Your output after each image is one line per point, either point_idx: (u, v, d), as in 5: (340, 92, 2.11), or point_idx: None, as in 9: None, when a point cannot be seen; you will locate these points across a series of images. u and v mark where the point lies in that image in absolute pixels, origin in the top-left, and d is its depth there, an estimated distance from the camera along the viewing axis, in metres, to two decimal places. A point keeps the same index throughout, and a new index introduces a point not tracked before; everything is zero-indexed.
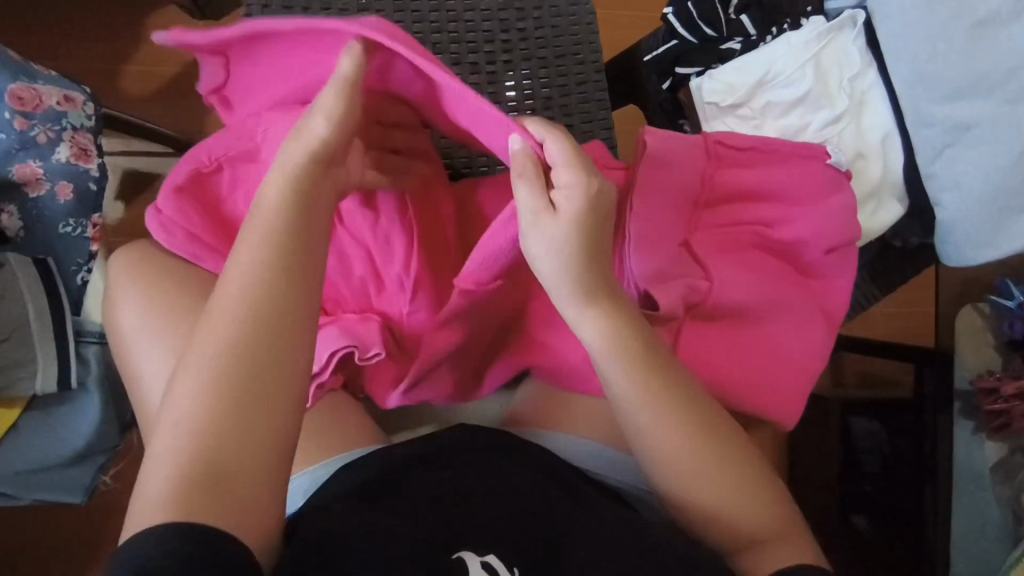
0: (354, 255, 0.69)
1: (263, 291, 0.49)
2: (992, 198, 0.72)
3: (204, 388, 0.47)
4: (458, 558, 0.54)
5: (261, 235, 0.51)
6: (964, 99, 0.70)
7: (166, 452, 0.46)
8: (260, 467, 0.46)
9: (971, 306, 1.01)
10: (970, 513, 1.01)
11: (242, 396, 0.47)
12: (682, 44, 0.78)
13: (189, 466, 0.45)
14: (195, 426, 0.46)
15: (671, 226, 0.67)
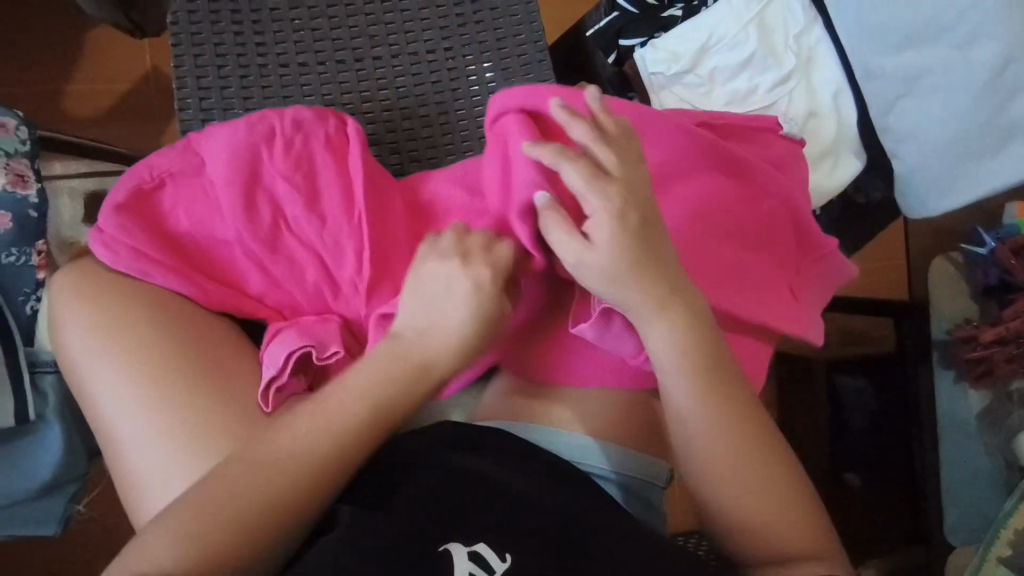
0: (305, 260, 0.67)
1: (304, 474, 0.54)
2: (950, 144, 0.70)
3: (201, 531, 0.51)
4: (445, 550, 0.52)
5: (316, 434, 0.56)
6: (914, 46, 0.69)
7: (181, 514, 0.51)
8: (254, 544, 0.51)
9: (943, 257, 1.01)
10: (960, 463, 1.00)
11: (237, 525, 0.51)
12: (624, 15, 0.76)
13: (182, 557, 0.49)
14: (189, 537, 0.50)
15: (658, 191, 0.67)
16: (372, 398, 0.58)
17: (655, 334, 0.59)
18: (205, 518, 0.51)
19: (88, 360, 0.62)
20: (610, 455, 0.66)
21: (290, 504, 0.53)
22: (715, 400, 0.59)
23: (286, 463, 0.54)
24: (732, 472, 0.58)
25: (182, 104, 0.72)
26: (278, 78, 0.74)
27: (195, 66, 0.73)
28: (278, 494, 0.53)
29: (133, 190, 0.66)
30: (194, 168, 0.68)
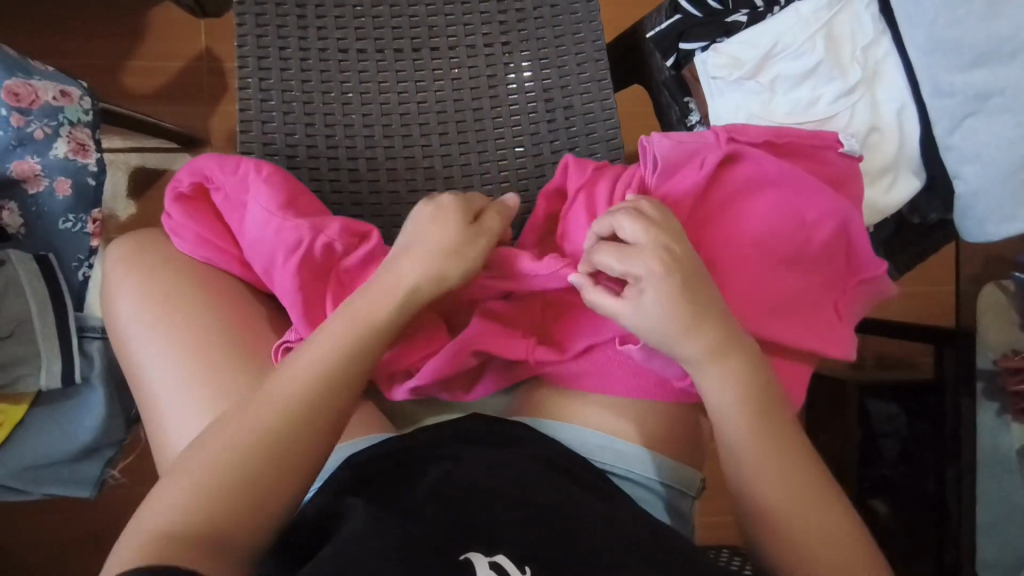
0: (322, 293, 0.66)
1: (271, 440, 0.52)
2: (1017, 168, 0.68)
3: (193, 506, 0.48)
4: (467, 559, 0.51)
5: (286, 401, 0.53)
6: (987, 66, 0.67)
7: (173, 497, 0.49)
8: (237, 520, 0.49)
9: (994, 283, 0.97)
10: (998, 498, 0.97)
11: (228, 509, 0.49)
12: (686, 18, 0.75)
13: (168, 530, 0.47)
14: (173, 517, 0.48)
15: (723, 205, 0.67)
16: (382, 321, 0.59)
17: (710, 382, 0.59)
18: (205, 482, 0.49)
19: (137, 330, 0.63)
20: (647, 462, 0.67)
21: (273, 485, 0.50)
22: (782, 459, 0.58)
23: (273, 413, 0.52)
24: (788, 516, 0.57)
25: (242, 83, 0.73)
26: (337, 64, 0.75)
27: (257, 46, 0.73)
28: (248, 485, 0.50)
29: (196, 186, 0.68)
30: (236, 203, 0.68)
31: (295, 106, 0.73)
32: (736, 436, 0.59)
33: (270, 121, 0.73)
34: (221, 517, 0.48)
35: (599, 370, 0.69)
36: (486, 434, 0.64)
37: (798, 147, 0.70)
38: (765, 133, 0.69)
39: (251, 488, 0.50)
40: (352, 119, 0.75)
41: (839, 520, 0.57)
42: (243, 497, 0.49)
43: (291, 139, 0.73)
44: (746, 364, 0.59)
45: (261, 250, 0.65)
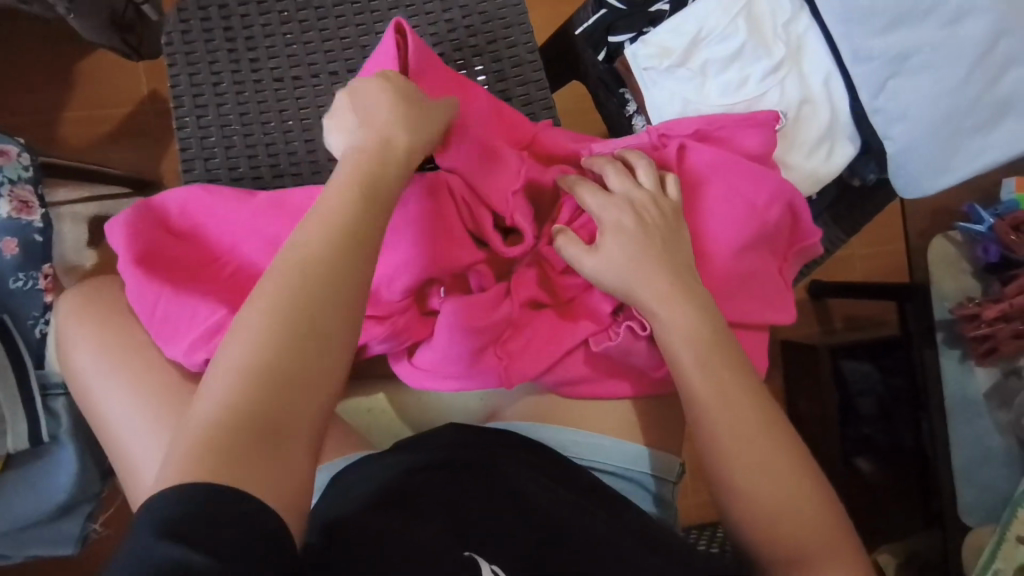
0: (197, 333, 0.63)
1: (278, 317, 0.47)
2: (944, 123, 0.70)
3: (225, 413, 0.44)
4: (471, 557, 0.53)
5: (283, 280, 0.49)
6: (901, 28, 0.70)
7: (195, 425, 0.43)
8: (313, 410, 0.46)
9: (942, 235, 1.01)
10: (971, 442, 1.00)
11: (263, 425, 0.44)
12: (612, 12, 0.78)
13: (215, 437, 0.42)
14: (219, 426, 0.43)
15: (700, 191, 0.69)
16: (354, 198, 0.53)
17: (666, 328, 0.61)
18: (244, 388, 0.45)
19: (99, 380, 0.63)
20: (618, 450, 0.69)
21: (304, 380, 0.46)
22: (733, 411, 0.60)
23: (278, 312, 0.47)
24: (767, 494, 0.58)
25: (179, 123, 0.71)
26: (273, 93, 0.73)
27: (190, 84, 0.72)
28: (285, 379, 0.45)
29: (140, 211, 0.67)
30: (185, 228, 0.68)
31: (236, 140, 0.72)
32: (716, 413, 0.60)
33: (213, 158, 0.71)
34: (268, 428, 0.44)
35: (589, 371, 0.69)
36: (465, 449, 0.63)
37: (732, 129, 0.71)
38: (696, 123, 0.71)
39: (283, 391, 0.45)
40: (295, 146, 0.73)
41: (784, 466, 0.59)
42: (265, 422, 0.44)
43: (236, 173, 0.72)
44: (696, 302, 0.62)
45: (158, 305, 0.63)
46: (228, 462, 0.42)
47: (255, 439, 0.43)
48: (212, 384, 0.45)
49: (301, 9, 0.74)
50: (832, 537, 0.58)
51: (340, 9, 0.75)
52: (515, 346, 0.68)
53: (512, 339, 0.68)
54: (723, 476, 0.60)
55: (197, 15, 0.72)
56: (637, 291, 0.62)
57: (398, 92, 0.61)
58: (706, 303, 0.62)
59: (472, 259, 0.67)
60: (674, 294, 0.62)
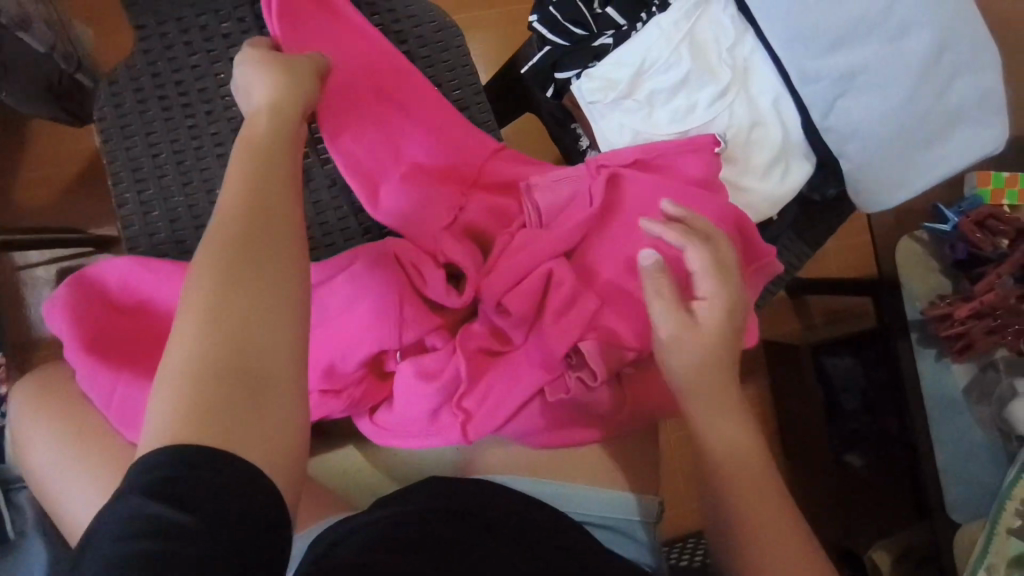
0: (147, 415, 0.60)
1: (215, 257, 0.43)
2: (894, 140, 0.71)
3: (186, 367, 0.40)
4: None
5: (218, 221, 0.45)
6: (845, 47, 0.69)
7: (165, 383, 0.40)
8: (284, 340, 0.42)
9: (908, 236, 1.01)
10: (954, 439, 1.00)
11: (228, 373, 0.40)
12: (555, 49, 0.76)
13: (198, 371, 0.39)
14: (187, 377, 0.39)
15: (632, 229, 0.68)
16: (250, 183, 0.47)
17: (675, 378, 0.60)
18: (196, 345, 0.40)
19: (58, 474, 0.61)
20: (592, 500, 0.67)
21: (268, 321, 0.42)
22: (744, 471, 0.58)
23: (205, 306, 0.41)
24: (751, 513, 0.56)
25: (120, 200, 0.70)
26: (215, 159, 0.71)
27: (128, 159, 0.70)
28: (235, 330, 0.41)
29: (79, 290, 0.64)
30: (132, 304, 0.65)
31: (181, 212, 0.70)
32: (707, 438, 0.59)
33: (159, 233, 0.70)
34: (232, 381, 0.40)
35: (543, 422, 0.68)
36: (450, 499, 0.62)
37: (671, 155, 0.71)
38: (632, 153, 0.70)
39: (219, 383, 0.39)
40: None
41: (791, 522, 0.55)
42: (237, 358, 0.40)
43: (183, 246, 0.70)
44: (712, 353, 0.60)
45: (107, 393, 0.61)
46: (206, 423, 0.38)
47: (239, 368, 0.40)
48: (172, 338, 0.41)
49: (237, 70, 0.72)
50: None
51: None
52: (472, 401, 0.66)
53: (468, 394, 0.66)
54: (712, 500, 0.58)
55: (128, 86, 0.70)
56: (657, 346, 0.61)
57: (271, 106, 0.54)
58: (721, 355, 0.60)
59: (420, 327, 0.65)
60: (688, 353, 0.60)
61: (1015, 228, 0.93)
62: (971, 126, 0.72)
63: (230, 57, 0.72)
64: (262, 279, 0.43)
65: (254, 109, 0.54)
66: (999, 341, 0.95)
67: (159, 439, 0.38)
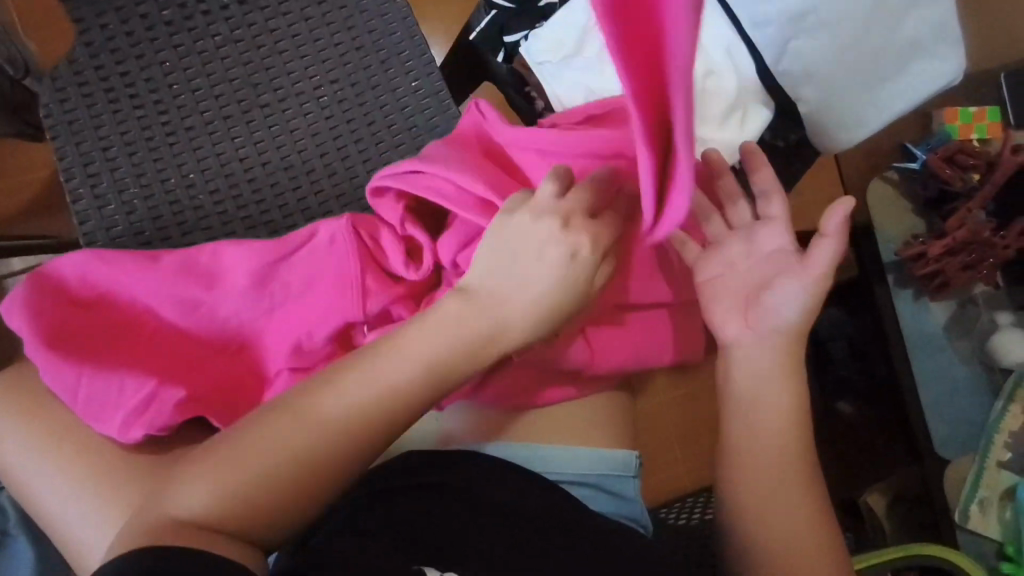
0: (112, 404, 0.61)
1: (303, 433, 0.54)
2: (850, 78, 0.70)
3: (256, 481, 0.53)
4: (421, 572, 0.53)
5: (356, 392, 0.56)
6: None
7: (232, 468, 0.53)
8: (310, 488, 0.54)
9: (879, 177, 1.00)
10: (939, 377, 1.01)
11: (282, 489, 0.53)
12: (501, 13, 0.75)
13: (257, 487, 0.53)
14: (263, 478, 0.53)
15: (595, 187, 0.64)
16: (380, 405, 0.56)
17: (756, 351, 0.64)
18: (282, 458, 0.53)
19: (34, 473, 0.63)
20: (571, 457, 0.68)
21: (334, 460, 0.55)
22: (785, 446, 0.63)
23: (282, 442, 0.54)
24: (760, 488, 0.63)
25: (73, 196, 0.69)
26: (168, 149, 0.71)
27: (78, 154, 0.70)
28: (295, 466, 0.54)
29: (38, 287, 0.65)
30: (93, 299, 0.66)
31: (137, 203, 0.70)
32: (756, 422, 0.64)
33: (116, 227, 0.69)
34: (283, 496, 0.53)
35: (513, 386, 0.68)
36: (433, 469, 0.63)
37: (625, 106, 0.66)
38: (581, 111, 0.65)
39: (266, 488, 0.53)
40: (200, 201, 0.72)
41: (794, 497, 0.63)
42: (307, 466, 0.54)
43: (143, 237, 0.70)
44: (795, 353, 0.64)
45: (74, 387, 0.62)
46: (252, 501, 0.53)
47: (278, 497, 0.53)
48: (249, 459, 0.53)
49: (182, 58, 0.73)
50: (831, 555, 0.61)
51: (224, 53, 0.74)
52: None
53: None
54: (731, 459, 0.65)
55: (72, 81, 0.70)
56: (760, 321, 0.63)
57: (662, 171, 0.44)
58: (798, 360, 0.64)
59: (385, 295, 0.65)
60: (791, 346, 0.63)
61: (985, 161, 0.93)
62: (926, 60, 0.71)
63: (174, 45, 0.73)
64: (329, 454, 0.54)
65: (528, 297, 0.59)
66: (975, 277, 0.95)
67: (204, 510, 0.51)
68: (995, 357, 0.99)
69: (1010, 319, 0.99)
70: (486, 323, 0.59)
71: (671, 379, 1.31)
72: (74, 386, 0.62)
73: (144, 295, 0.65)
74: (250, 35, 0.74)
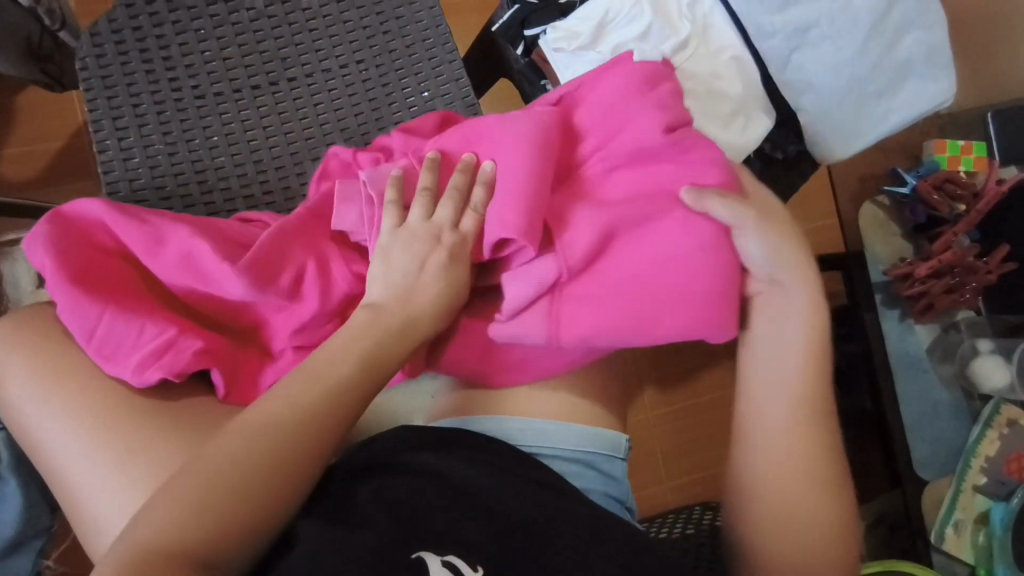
0: (129, 346, 0.62)
1: (245, 444, 0.52)
2: (849, 88, 0.74)
3: (158, 519, 0.48)
4: (418, 558, 0.53)
5: (282, 398, 0.54)
6: (796, 4, 0.74)
7: (144, 520, 0.48)
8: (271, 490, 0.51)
9: (870, 202, 1.05)
10: (923, 396, 1.04)
11: (208, 505, 0.49)
12: (524, 6, 0.80)
13: (169, 522, 0.48)
14: (166, 521, 0.48)
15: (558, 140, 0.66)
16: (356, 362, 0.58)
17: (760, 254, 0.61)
18: (193, 485, 0.49)
19: (32, 405, 0.62)
20: (564, 434, 0.69)
21: (268, 482, 0.51)
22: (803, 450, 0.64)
23: (256, 432, 0.52)
24: (786, 493, 0.63)
25: (100, 147, 0.72)
26: (195, 110, 0.74)
27: (109, 107, 0.72)
28: (219, 492, 0.50)
29: (60, 232, 0.65)
30: (117, 259, 0.66)
31: (160, 159, 0.72)
32: (765, 434, 0.65)
33: (138, 178, 0.72)
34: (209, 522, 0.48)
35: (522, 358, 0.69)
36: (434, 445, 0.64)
37: (592, 81, 0.69)
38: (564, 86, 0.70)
39: (211, 507, 0.49)
40: (221, 161, 0.74)
41: (809, 486, 0.63)
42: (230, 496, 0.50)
43: (163, 192, 0.72)
44: (807, 287, 0.64)
45: (95, 325, 0.62)
46: (181, 538, 0.47)
47: (216, 528, 0.48)
48: (156, 499, 0.49)
49: (216, 27, 0.75)
50: (814, 553, 0.63)
51: (258, 25, 0.76)
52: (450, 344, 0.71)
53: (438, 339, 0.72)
54: (748, 478, 0.66)
55: (111, 39, 0.73)
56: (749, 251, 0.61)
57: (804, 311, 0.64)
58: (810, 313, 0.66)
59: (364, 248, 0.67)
60: (802, 275, 0.64)
61: (971, 193, 0.98)
62: (921, 81, 0.76)
63: (209, 15, 0.75)
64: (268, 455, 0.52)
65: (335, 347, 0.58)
66: (958, 300, 0.99)
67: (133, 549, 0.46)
68: (976, 383, 1.02)
69: (990, 345, 1.02)
70: (395, 324, 0.61)
71: (657, 394, 1.33)
72: (93, 325, 0.62)
73: (165, 272, 0.66)
74: (284, 12, 0.77)
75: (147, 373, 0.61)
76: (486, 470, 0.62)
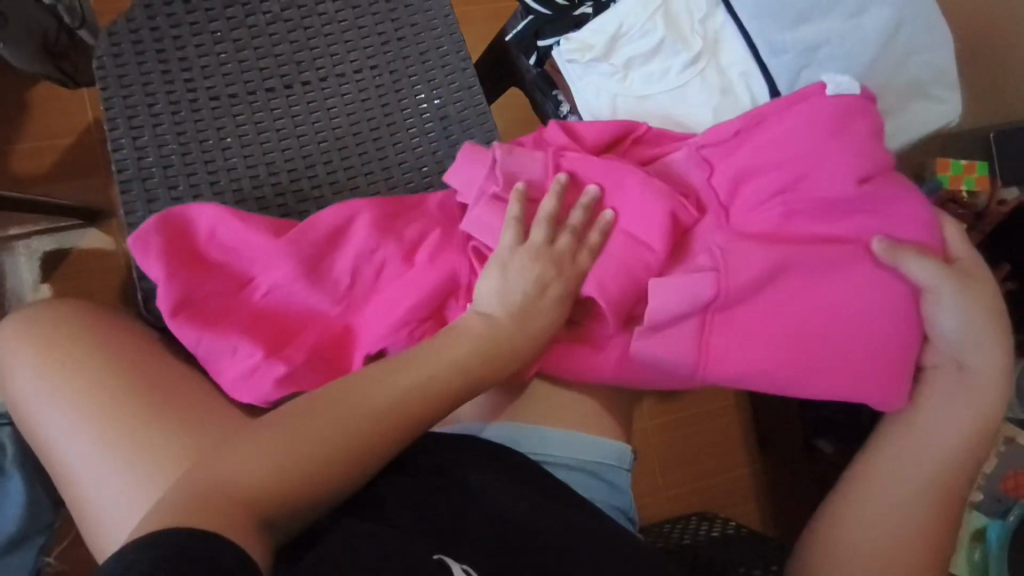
0: (215, 347, 0.66)
1: (340, 420, 0.55)
2: None
3: (255, 473, 0.50)
4: (438, 560, 0.52)
5: (392, 385, 0.58)
6: (807, 23, 0.75)
7: (240, 468, 0.50)
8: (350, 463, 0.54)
9: None
10: None
11: (301, 467, 0.52)
12: (538, 17, 0.81)
13: (261, 480, 0.50)
14: (260, 477, 0.50)
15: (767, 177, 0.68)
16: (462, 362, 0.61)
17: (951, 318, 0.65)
18: (290, 450, 0.52)
19: (44, 401, 0.62)
20: (570, 442, 0.70)
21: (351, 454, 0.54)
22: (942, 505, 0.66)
23: (369, 409, 0.56)
24: (896, 547, 0.65)
25: (115, 145, 0.72)
26: (210, 111, 0.74)
27: (125, 107, 0.72)
28: (323, 457, 0.53)
29: (169, 242, 0.68)
30: (217, 256, 0.70)
31: (174, 159, 0.73)
32: (899, 483, 0.67)
33: (151, 178, 0.72)
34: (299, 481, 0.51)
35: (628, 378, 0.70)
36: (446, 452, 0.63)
37: (774, 116, 0.70)
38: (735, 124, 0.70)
39: (308, 469, 0.52)
40: (234, 162, 0.74)
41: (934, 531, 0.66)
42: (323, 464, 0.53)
43: (175, 191, 0.73)
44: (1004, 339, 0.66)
45: (199, 325, 0.66)
46: (269, 495, 0.49)
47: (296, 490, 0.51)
48: (246, 453, 0.52)
49: (233, 30, 0.76)
50: None
51: (273, 28, 0.77)
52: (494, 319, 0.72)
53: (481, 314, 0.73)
54: (845, 534, 0.67)
55: (127, 38, 0.73)
56: (941, 316, 0.65)
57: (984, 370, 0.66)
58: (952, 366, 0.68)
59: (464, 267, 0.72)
60: (993, 327, 0.66)
61: (972, 211, 1.02)
62: (926, 101, 0.77)
63: (226, 18, 0.76)
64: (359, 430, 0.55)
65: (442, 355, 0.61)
66: None
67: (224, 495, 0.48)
68: None
69: None
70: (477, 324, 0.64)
71: (657, 404, 1.34)
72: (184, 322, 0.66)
73: (265, 277, 0.69)
74: (299, 16, 0.77)
75: (225, 372, 0.66)
76: (496, 473, 0.62)
